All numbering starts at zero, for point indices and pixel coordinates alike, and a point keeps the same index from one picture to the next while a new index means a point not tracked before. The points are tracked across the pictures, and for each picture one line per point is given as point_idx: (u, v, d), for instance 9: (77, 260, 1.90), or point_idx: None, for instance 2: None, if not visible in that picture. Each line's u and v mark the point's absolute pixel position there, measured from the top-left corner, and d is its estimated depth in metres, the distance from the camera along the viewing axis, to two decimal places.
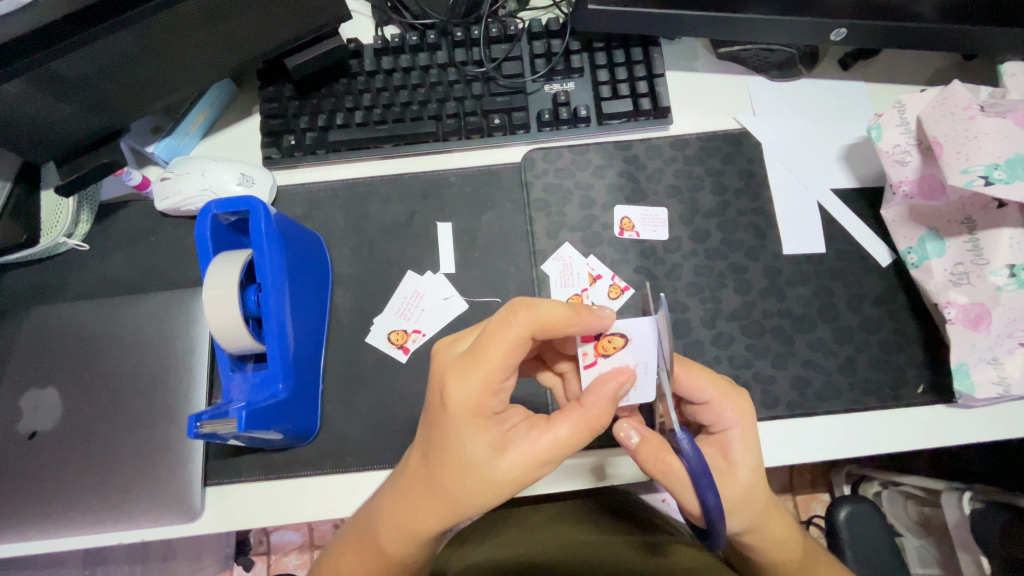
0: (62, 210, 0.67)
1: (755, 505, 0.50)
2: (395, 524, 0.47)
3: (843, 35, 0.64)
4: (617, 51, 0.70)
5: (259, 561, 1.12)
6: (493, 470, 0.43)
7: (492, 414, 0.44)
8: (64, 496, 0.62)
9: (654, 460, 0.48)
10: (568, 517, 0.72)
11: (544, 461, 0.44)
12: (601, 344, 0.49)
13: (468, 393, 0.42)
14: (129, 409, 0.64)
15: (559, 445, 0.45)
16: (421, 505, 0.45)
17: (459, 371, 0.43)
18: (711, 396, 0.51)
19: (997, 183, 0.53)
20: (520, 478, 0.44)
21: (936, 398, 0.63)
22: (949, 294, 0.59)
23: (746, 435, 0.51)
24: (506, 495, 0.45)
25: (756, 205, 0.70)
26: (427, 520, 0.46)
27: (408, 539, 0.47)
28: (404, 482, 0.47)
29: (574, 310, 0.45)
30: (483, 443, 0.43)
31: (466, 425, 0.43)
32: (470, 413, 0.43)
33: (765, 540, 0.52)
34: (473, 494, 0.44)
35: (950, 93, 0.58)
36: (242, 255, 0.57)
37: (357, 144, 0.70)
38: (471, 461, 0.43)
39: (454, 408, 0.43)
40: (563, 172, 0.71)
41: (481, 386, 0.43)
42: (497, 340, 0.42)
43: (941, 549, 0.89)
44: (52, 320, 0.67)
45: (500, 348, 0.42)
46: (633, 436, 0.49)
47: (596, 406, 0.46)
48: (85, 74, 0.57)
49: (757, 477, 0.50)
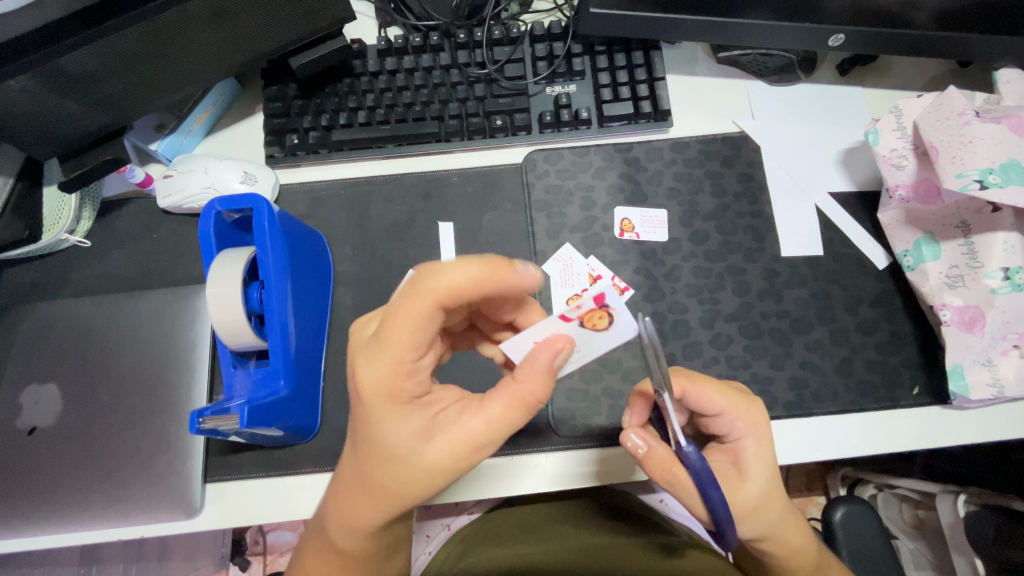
0: (65, 205, 0.67)
1: (767, 513, 0.50)
2: (341, 517, 0.47)
3: (841, 41, 0.65)
4: (619, 54, 0.71)
5: (255, 562, 1.10)
6: (420, 458, 0.43)
7: (413, 397, 0.44)
8: (63, 492, 0.62)
9: (661, 471, 0.48)
10: (572, 526, 0.71)
11: (477, 445, 0.43)
12: (586, 317, 0.47)
13: (379, 377, 0.42)
14: (129, 406, 0.64)
15: (491, 427, 0.43)
16: (360, 497, 0.46)
17: (367, 357, 0.43)
18: (723, 407, 0.51)
19: (991, 188, 0.54)
20: (451, 463, 0.43)
21: (931, 399, 0.63)
22: (944, 296, 0.60)
23: (759, 445, 0.51)
24: (442, 482, 0.44)
25: (754, 208, 0.70)
26: (365, 510, 0.46)
27: (354, 531, 0.47)
28: (344, 476, 0.47)
29: (485, 269, 0.42)
30: (406, 428, 0.43)
31: (383, 412, 0.43)
32: (386, 398, 0.43)
33: (780, 545, 0.52)
34: (405, 484, 0.44)
35: (946, 100, 0.59)
36: (245, 252, 0.57)
37: (359, 144, 0.70)
38: (397, 449, 0.43)
39: (369, 394, 0.43)
40: (564, 174, 0.72)
41: (392, 369, 0.42)
42: (400, 318, 0.42)
43: (935, 551, 0.90)
44: (52, 316, 0.68)
45: (404, 327, 0.42)
46: (641, 447, 0.48)
47: (535, 386, 0.44)
48: (90, 72, 0.57)
49: (768, 486, 0.50)
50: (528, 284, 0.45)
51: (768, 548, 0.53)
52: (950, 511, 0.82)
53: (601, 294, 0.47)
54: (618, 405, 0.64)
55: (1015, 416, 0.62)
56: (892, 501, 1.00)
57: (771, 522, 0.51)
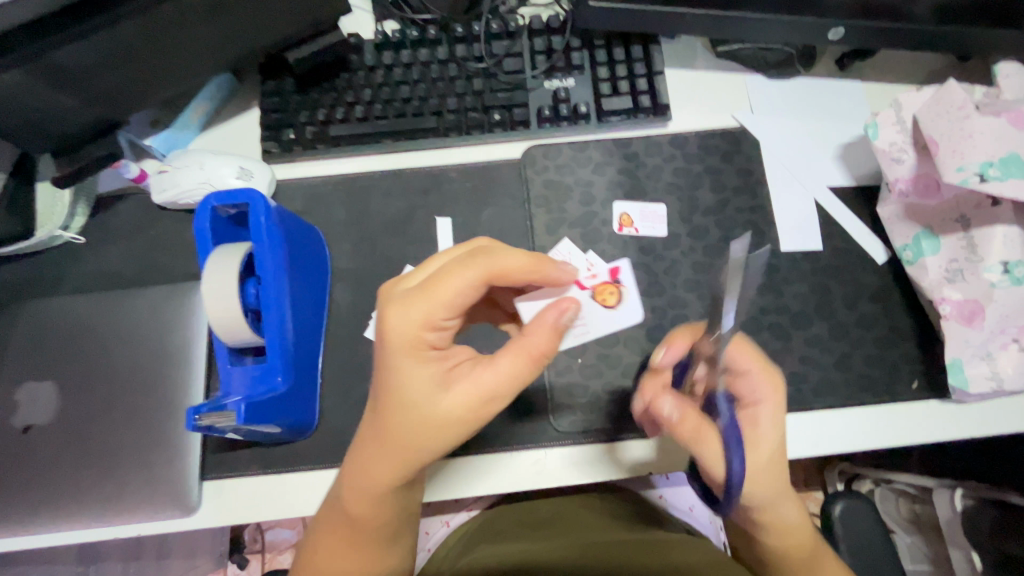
0: (59, 202, 0.67)
1: (771, 482, 0.50)
2: (354, 480, 0.46)
3: (841, 34, 0.65)
4: (618, 48, 0.70)
5: (253, 561, 1.07)
6: (434, 406, 0.43)
7: (434, 348, 0.44)
8: (59, 490, 0.62)
9: (688, 432, 0.48)
10: (571, 523, 0.70)
11: (491, 396, 0.43)
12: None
13: (407, 323, 0.43)
14: (126, 403, 0.64)
15: (504, 378, 0.44)
16: (373, 455, 0.45)
17: (400, 305, 0.43)
18: (751, 365, 0.51)
19: (991, 181, 0.54)
20: (466, 413, 0.43)
21: (930, 393, 0.63)
22: (944, 290, 0.60)
23: (776, 412, 0.51)
24: (454, 435, 0.44)
25: (753, 203, 0.70)
26: (378, 464, 0.45)
27: (366, 494, 0.46)
28: (360, 432, 0.46)
29: (534, 260, 0.47)
30: (424, 377, 0.43)
31: (404, 359, 0.43)
32: (408, 346, 0.43)
33: (777, 521, 0.52)
34: (418, 435, 0.43)
35: (946, 93, 0.58)
36: (239, 248, 0.57)
37: (357, 138, 0.70)
38: (413, 398, 0.43)
39: (392, 340, 0.43)
40: (563, 169, 0.71)
41: (421, 317, 0.43)
42: (451, 276, 0.43)
43: (933, 546, 0.90)
44: (47, 313, 0.67)
45: (446, 281, 0.43)
46: (673, 413, 0.48)
47: (541, 341, 0.45)
48: (86, 67, 0.57)
49: (777, 453, 0.50)
50: (564, 279, 0.51)
51: (767, 522, 0.52)
52: (948, 506, 0.81)
53: (611, 267, 0.58)
54: (618, 400, 0.64)
55: (1014, 409, 0.62)
56: (889, 494, 1.00)
57: (773, 491, 0.50)
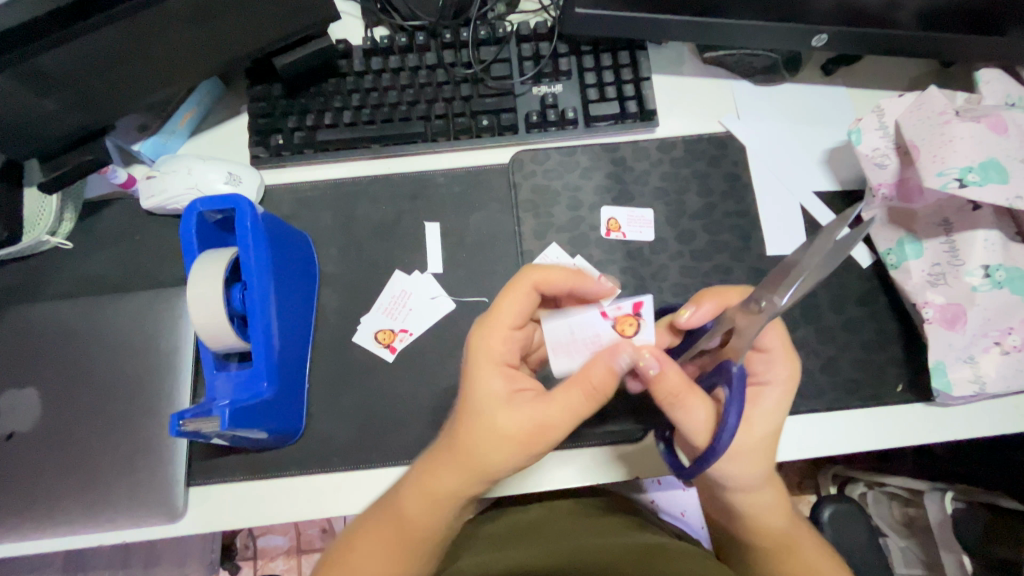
0: (46, 208, 0.66)
1: (760, 457, 0.50)
2: (417, 484, 0.48)
3: (824, 41, 0.66)
4: (605, 54, 0.71)
5: (246, 567, 1.09)
6: (493, 418, 0.46)
7: (504, 366, 0.48)
8: (43, 498, 0.61)
9: (671, 392, 0.47)
10: (555, 523, 0.71)
11: (546, 415, 0.46)
12: (619, 322, 0.51)
13: (482, 341, 0.48)
14: (112, 408, 0.63)
15: (562, 403, 0.46)
16: (439, 463, 0.48)
17: (479, 326, 0.49)
18: (774, 346, 0.52)
19: (971, 186, 0.55)
20: (523, 433, 0.45)
21: (916, 396, 0.64)
22: (927, 294, 0.60)
23: (782, 397, 0.51)
24: (513, 456, 0.46)
25: (740, 207, 0.71)
26: (442, 473, 0.47)
27: (428, 501, 0.48)
28: (435, 447, 0.49)
29: (575, 276, 0.51)
30: (492, 389, 0.47)
31: (476, 372, 0.48)
32: (482, 359, 0.48)
33: (753, 502, 0.52)
34: (481, 449, 0.46)
35: (927, 98, 0.60)
36: (227, 253, 0.57)
37: (345, 143, 0.70)
38: (478, 407, 0.46)
39: (470, 357, 0.48)
40: (551, 173, 0.72)
41: (491, 336, 0.48)
42: (513, 296, 0.49)
43: (925, 549, 0.90)
44: (32, 319, 0.67)
45: (511, 301, 0.49)
46: (653, 367, 0.47)
47: (599, 375, 0.46)
48: (71, 72, 0.57)
49: (772, 435, 0.51)
50: (601, 293, 0.52)
51: (742, 500, 0.52)
52: (938, 507, 0.83)
53: (640, 303, 0.51)
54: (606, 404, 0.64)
55: (997, 412, 0.63)
56: (880, 498, 1.00)
57: (758, 470, 0.51)
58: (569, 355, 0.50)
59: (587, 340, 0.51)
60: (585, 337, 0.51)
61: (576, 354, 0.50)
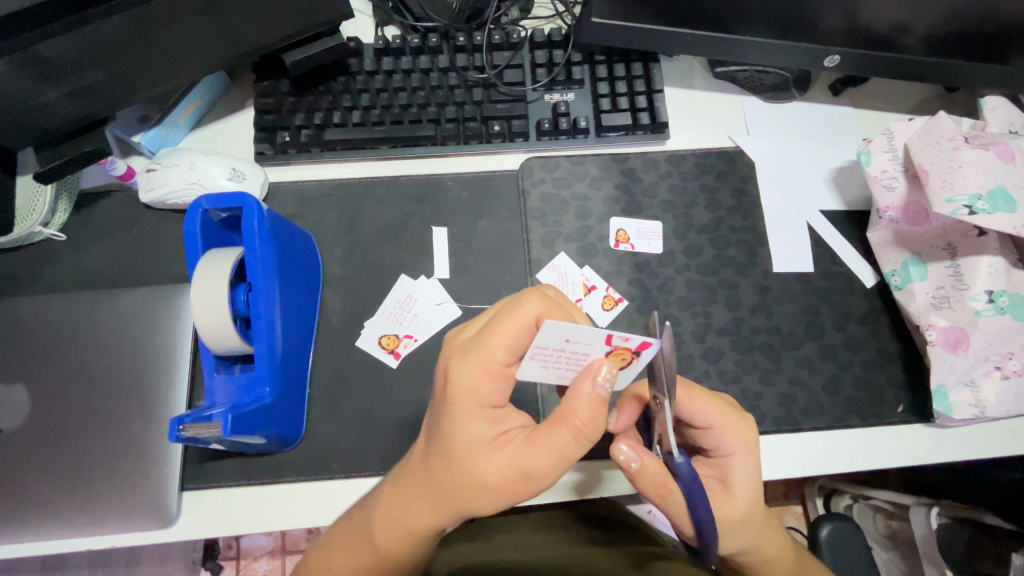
0: (39, 197, 0.64)
1: (752, 525, 0.52)
2: (393, 514, 0.49)
3: (836, 61, 0.66)
4: (618, 64, 0.71)
5: (227, 567, 1.07)
6: (473, 464, 0.45)
7: (490, 404, 0.47)
8: (27, 500, 0.59)
9: (654, 486, 0.48)
10: (547, 529, 0.65)
11: (528, 470, 0.45)
12: (613, 354, 0.44)
13: (467, 377, 0.46)
14: (104, 408, 0.61)
15: (548, 452, 0.45)
16: (416, 498, 0.48)
17: (461, 356, 0.47)
18: (714, 421, 0.52)
19: (980, 213, 0.56)
20: (503, 480, 0.45)
21: (915, 417, 0.65)
22: (930, 317, 0.61)
23: (746, 462, 0.52)
24: (492, 499, 0.46)
25: (747, 223, 0.71)
26: (418, 507, 0.48)
27: (404, 532, 0.49)
28: (407, 473, 0.50)
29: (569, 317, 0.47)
30: (473, 433, 0.46)
31: (458, 413, 0.46)
32: (465, 401, 0.46)
33: (756, 559, 0.54)
34: (459, 491, 0.46)
35: (937, 123, 0.60)
36: (232, 252, 0.55)
37: (353, 143, 0.69)
38: (458, 450, 0.46)
39: (453, 393, 0.46)
40: (560, 182, 0.71)
41: (478, 372, 0.46)
42: (502, 329, 0.45)
43: (908, 561, 0.92)
44: (20, 312, 0.64)
45: (502, 337, 0.45)
46: (633, 462, 0.47)
47: (585, 416, 0.44)
48: (72, 59, 0.55)
49: (753, 502, 0.52)
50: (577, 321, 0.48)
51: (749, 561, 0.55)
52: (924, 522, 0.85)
53: (648, 345, 0.43)
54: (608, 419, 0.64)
55: (991, 435, 0.64)
56: (866, 510, 1.02)
57: (753, 532, 0.52)
58: (545, 361, 0.46)
59: (573, 353, 0.45)
60: (572, 351, 0.44)
61: (551, 363, 0.46)
